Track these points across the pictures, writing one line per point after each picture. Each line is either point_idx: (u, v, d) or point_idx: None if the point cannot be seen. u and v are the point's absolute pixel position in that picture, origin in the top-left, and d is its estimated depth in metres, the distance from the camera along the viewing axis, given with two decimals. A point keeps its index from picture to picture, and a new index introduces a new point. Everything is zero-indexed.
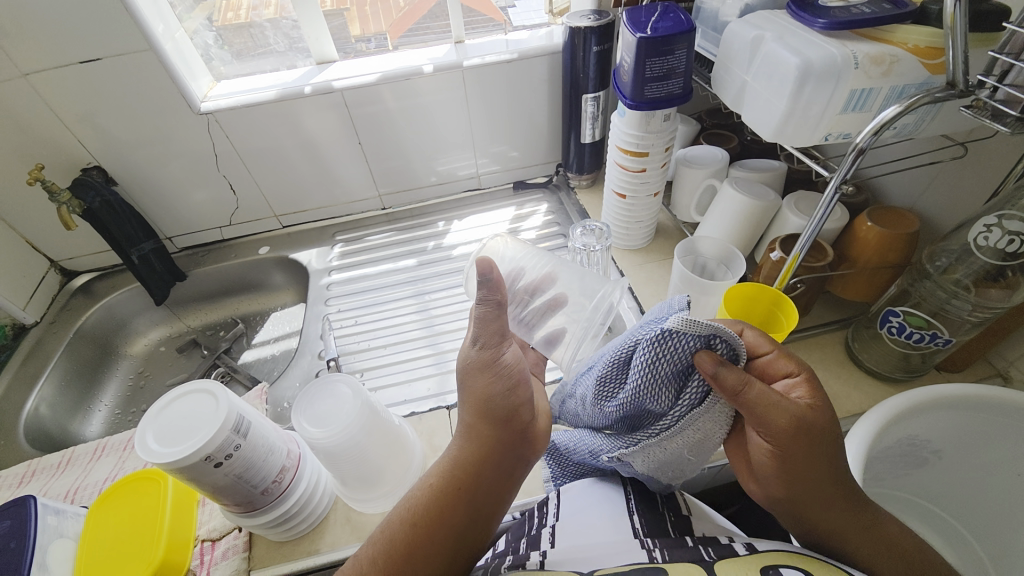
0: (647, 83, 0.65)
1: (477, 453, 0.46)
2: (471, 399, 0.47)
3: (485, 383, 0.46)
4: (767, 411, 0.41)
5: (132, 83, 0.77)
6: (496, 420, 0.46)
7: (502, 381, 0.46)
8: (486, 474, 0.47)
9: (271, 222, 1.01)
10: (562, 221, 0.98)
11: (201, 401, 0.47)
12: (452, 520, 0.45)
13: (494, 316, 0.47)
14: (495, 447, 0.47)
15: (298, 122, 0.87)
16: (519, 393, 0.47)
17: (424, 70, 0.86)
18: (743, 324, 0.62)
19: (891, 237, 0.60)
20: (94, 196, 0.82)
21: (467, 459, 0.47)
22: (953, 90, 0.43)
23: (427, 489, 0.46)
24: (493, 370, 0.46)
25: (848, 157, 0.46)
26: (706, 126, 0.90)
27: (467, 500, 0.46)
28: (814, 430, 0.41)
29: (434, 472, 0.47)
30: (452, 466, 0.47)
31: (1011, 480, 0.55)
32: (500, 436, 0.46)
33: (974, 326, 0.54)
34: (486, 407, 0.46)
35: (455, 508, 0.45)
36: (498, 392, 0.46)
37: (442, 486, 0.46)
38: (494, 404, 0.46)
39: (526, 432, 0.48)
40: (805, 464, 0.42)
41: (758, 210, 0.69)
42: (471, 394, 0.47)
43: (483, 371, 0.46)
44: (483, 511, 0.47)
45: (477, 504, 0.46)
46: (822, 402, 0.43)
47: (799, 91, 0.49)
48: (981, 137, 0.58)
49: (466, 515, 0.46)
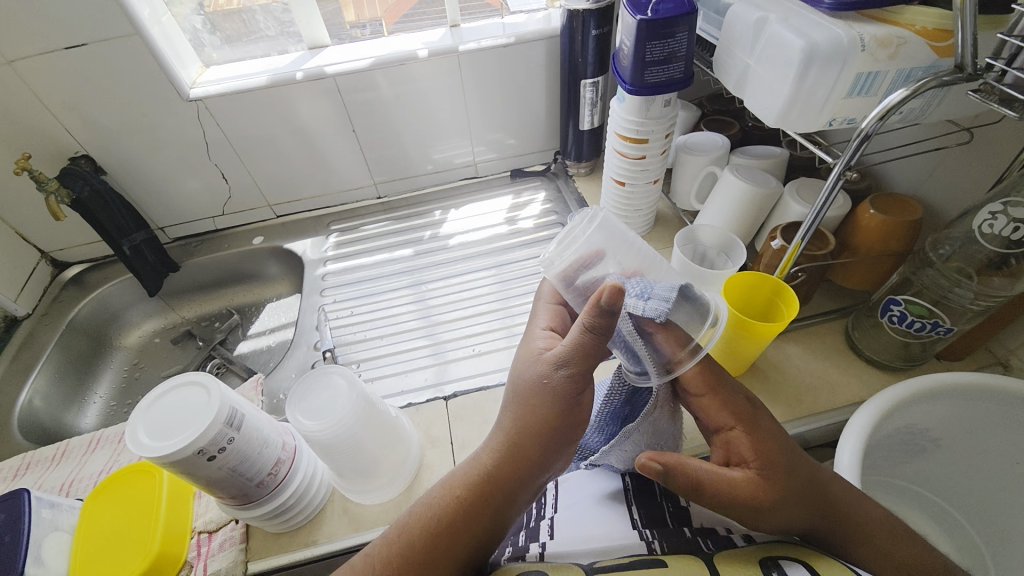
0: (648, 67, 0.63)
1: (524, 472, 0.43)
2: (534, 419, 0.43)
3: (558, 408, 0.43)
4: (716, 492, 0.40)
5: (118, 69, 0.75)
6: (543, 438, 0.43)
7: (573, 408, 0.44)
8: (525, 493, 0.43)
9: (265, 212, 0.99)
10: (560, 210, 0.96)
11: (193, 394, 0.46)
12: (474, 537, 0.41)
13: (596, 345, 0.42)
14: (544, 468, 0.44)
15: (291, 108, 0.85)
16: (582, 423, 0.45)
17: (419, 55, 0.84)
18: (743, 313, 0.61)
19: (894, 225, 0.59)
20: (83, 185, 0.80)
21: (513, 477, 0.43)
22: (961, 73, 0.42)
23: (451, 502, 0.42)
24: (571, 398, 0.43)
25: (853, 143, 0.45)
26: (706, 112, 0.89)
27: (496, 517, 0.42)
28: (774, 495, 0.40)
29: (459, 483, 0.43)
30: (489, 483, 0.43)
31: (1010, 468, 0.54)
32: (551, 459, 0.44)
33: (976, 314, 0.54)
34: (550, 430, 0.43)
35: (483, 525, 0.42)
36: (566, 417, 0.44)
37: (469, 500, 0.42)
38: (559, 428, 0.43)
39: (567, 457, 0.47)
40: (788, 521, 0.40)
41: (758, 198, 0.68)
42: (531, 414, 0.44)
43: (561, 396, 0.43)
44: (502, 527, 0.43)
45: (504, 518, 0.43)
46: (766, 452, 0.41)
47: (804, 75, 0.48)
48: (986, 122, 0.57)
49: (491, 530, 0.42)
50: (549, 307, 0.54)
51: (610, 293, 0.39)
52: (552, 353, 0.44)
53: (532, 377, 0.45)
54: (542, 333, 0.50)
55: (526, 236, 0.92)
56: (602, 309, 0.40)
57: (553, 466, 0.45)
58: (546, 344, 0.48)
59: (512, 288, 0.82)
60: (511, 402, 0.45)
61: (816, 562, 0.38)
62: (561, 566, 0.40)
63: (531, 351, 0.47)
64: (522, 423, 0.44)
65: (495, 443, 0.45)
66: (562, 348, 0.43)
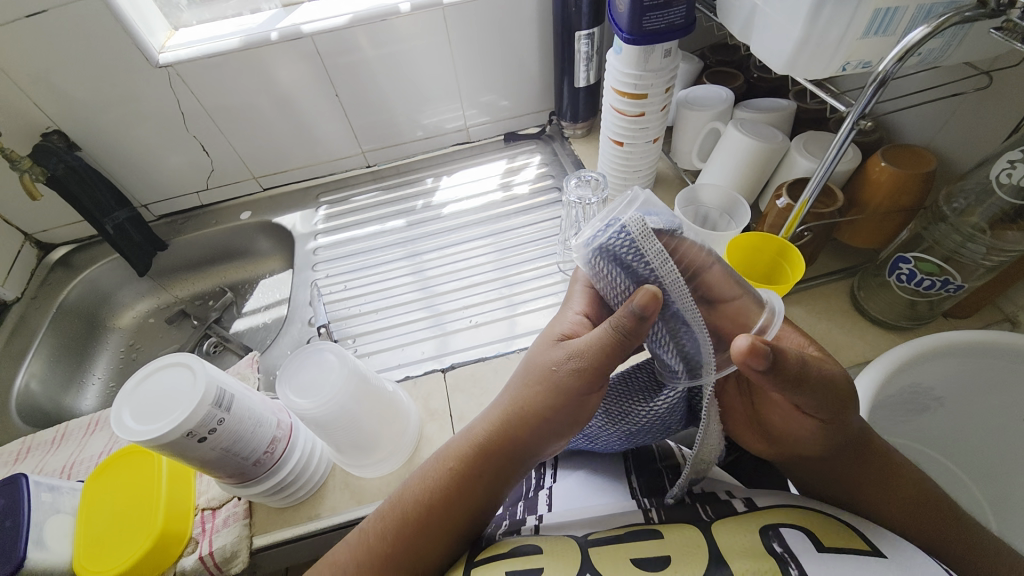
0: (646, 13, 0.59)
1: (518, 458, 0.42)
2: (538, 409, 0.41)
3: (562, 404, 0.41)
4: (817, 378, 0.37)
5: (83, 36, 0.71)
6: (542, 433, 0.41)
7: (579, 407, 0.41)
8: (516, 475, 0.43)
9: (251, 184, 0.96)
10: (556, 174, 0.93)
11: (178, 376, 0.45)
12: (463, 514, 0.41)
13: (619, 347, 0.38)
14: (538, 455, 0.43)
15: (269, 72, 0.81)
16: (588, 418, 0.43)
17: (401, 9, 0.78)
18: (747, 275, 0.59)
19: (906, 178, 0.56)
20: (57, 162, 0.77)
21: (509, 462, 0.42)
22: (983, 8, 0.38)
23: (444, 477, 0.42)
24: (580, 397, 0.40)
25: (868, 89, 0.42)
26: (709, 63, 0.84)
27: (487, 495, 0.42)
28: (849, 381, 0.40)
29: (454, 457, 0.43)
30: (482, 460, 0.42)
31: (1013, 424, 0.54)
32: (549, 448, 0.43)
33: (987, 270, 0.52)
34: (551, 423, 0.41)
35: (471, 501, 0.42)
36: (571, 415, 0.41)
37: (461, 474, 0.42)
38: (562, 422, 0.41)
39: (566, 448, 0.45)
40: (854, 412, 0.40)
41: (763, 153, 0.65)
42: (535, 402, 0.42)
43: (569, 392, 0.40)
44: (493, 504, 0.43)
45: (494, 496, 0.42)
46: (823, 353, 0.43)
47: (816, 14, 0.44)
48: (1006, 65, 0.53)
49: (481, 506, 0.42)
50: (587, 291, 0.49)
51: (646, 297, 0.36)
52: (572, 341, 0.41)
53: (544, 363, 0.42)
54: (572, 317, 0.46)
55: (522, 203, 0.89)
56: (631, 312, 0.36)
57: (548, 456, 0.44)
58: (572, 332, 0.44)
59: (509, 257, 0.80)
60: (520, 379, 0.43)
61: (820, 531, 0.37)
62: (555, 539, 0.40)
63: (550, 336, 0.45)
64: (526, 409, 0.42)
65: (492, 418, 0.43)
66: (582, 339, 0.40)
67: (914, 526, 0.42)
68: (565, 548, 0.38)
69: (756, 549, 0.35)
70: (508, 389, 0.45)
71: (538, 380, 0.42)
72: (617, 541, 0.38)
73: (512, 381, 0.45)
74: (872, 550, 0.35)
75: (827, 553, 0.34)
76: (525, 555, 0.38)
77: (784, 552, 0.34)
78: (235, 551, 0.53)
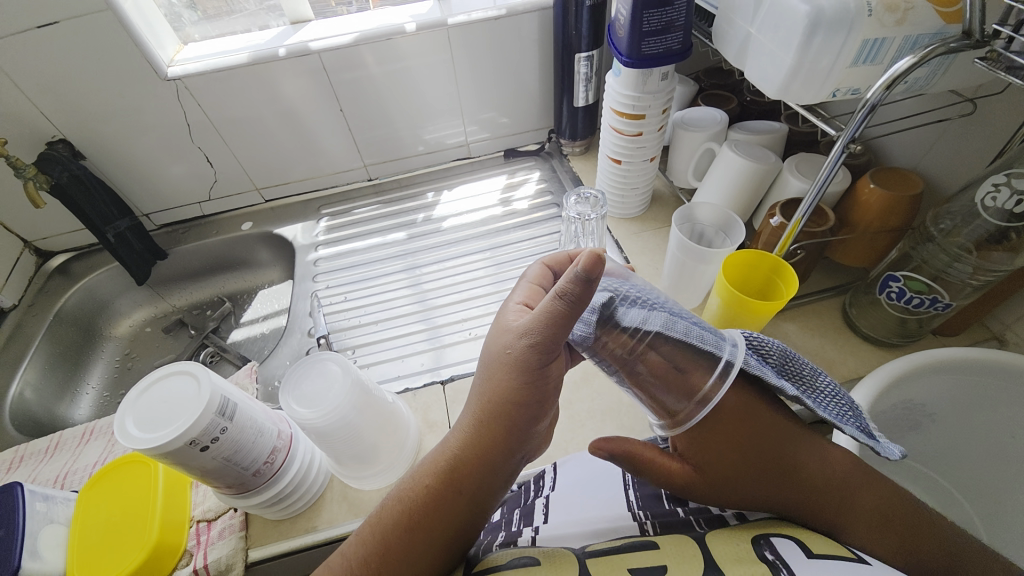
0: (645, 38, 0.61)
1: (494, 455, 0.42)
2: (503, 397, 0.42)
3: (527, 380, 0.41)
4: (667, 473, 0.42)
5: (94, 48, 0.72)
6: (508, 421, 0.42)
7: (541, 380, 0.42)
8: (497, 476, 0.43)
9: (253, 196, 0.97)
10: (555, 190, 0.95)
11: (182, 383, 0.45)
12: (449, 524, 0.41)
13: (567, 315, 0.39)
14: (514, 447, 0.43)
15: (276, 87, 0.82)
16: (552, 397, 0.44)
17: (407, 29, 0.81)
18: (742, 292, 0.60)
19: (895, 200, 0.58)
20: (61, 171, 0.77)
21: (485, 461, 0.42)
22: (969, 40, 0.40)
23: (422, 493, 0.42)
24: (539, 372, 0.42)
25: (858, 115, 0.44)
26: (704, 86, 0.87)
27: (471, 504, 0.42)
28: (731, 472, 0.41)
29: (429, 473, 0.42)
30: (459, 468, 0.42)
31: (1004, 440, 0.55)
32: (523, 438, 0.43)
33: (974, 289, 0.53)
34: (521, 405, 0.42)
35: (455, 512, 0.41)
36: (534, 396, 0.42)
37: (438, 488, 0.41)
38: (526, 402, 0.42)
39: (539, 430, 0.45)
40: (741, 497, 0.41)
41: (757, 174, 0.67)
42: (499, 389, 0.42)
43: (530, 369, 0.41)
44: (483, 509, 0.43)
45: (479, 501, 0.42)
46: (740, 433, 0.41)
47: (808, 43, 0.46)
48: (990, 92, 0.56)
49: (471, 514, 0.42)
50: (529, 284, 0.50)
51: (591, 259, 0.37)
52: (519, 324, 0.42)
53: (499, 349, 0.43)
54: (514, 307, 0.47)
55: (520, 218, 0.91)
56: (579, 277, 0.37)
57: (525, 444, 0.44)
58: (518, 318, 0.45)
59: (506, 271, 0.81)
60: (483, 379, 0.44)
61: (810, 540, 0.37)
62: (552, 551, 0.40)
63: (501, 325, 0.45)
64: (491, 403, 0.42)
65: (464, 423, 0.44)
66: (531, 318, 0.41)
67: (914, 563, 0.38)
68: (564, 560, 0.38)
69: (750, 557, 0.36)
70: (474, 388, 0.45)
71: (494, 371, 0.43)
72: (614, 552, 0.39)
73: (474, 385, 0.46)
74: (856, 557, 0.35)
75: (816, 559, 0.35)
76: (521, 567, 0.38)
77: (775, 559, 0.35)
78: (231, 564, 0.52)
